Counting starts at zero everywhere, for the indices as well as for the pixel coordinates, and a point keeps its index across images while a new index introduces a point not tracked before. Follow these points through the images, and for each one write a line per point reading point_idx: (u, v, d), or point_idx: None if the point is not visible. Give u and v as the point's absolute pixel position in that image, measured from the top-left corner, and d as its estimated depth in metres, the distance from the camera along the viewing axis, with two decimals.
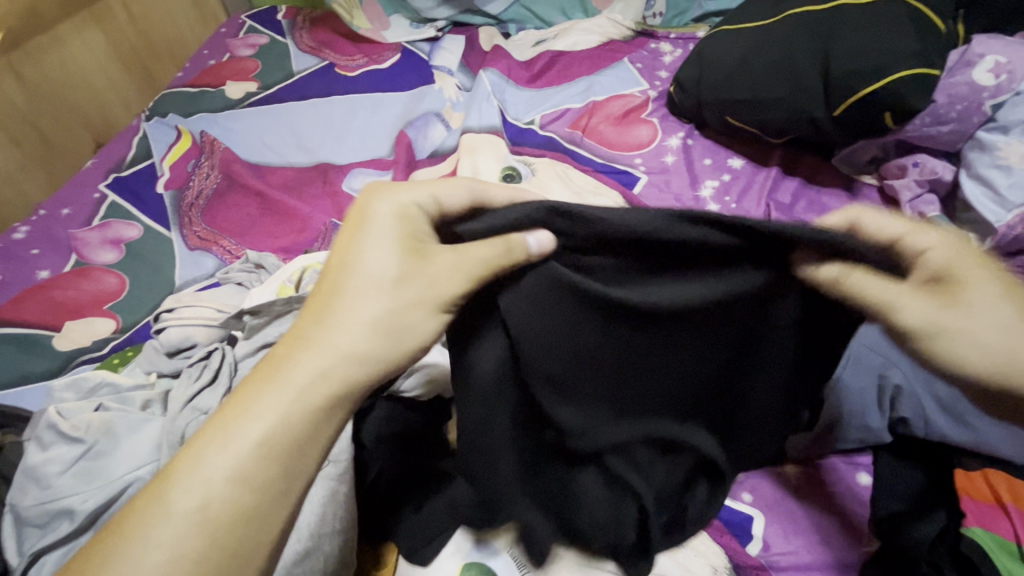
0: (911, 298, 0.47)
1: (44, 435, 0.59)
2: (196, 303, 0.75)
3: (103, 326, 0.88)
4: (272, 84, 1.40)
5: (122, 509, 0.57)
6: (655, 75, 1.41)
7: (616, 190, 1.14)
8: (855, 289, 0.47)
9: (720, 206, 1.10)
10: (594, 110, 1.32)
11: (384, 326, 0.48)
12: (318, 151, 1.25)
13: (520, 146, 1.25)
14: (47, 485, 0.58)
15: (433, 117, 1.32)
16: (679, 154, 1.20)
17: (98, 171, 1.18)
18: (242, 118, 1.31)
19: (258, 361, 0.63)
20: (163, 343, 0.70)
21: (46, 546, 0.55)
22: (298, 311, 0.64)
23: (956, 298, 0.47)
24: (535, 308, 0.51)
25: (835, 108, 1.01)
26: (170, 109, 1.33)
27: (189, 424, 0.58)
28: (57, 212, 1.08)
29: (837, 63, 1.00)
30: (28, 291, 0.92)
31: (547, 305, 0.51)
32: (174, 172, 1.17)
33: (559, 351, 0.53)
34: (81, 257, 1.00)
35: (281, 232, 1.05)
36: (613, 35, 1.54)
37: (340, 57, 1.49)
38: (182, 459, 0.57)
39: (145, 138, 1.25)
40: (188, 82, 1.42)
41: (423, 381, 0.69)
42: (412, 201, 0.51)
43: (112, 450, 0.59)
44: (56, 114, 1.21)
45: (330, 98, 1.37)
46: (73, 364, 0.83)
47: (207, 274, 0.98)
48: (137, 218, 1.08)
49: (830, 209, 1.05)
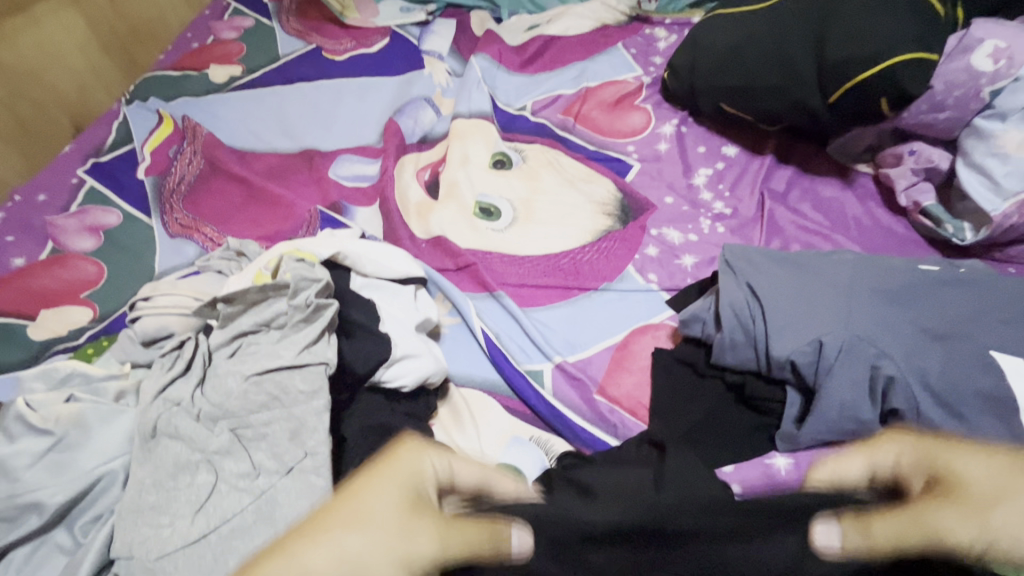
0: (943, 512, 0.42)
1: (11, 427, 0.58)
2: (172, 291, 0.73)
3: (79, 315, 0.86)
4: (257, 68, 1.37)
5: (93, 501, 0.57)
6: (649, 61, 1.38)
7: (608, 177, 1.12)
8: (872, 525, 0.44)
9: (714, 194, 1.08)
10: (586, 96, 1.29)
11: (450, 479, 0.46)
12: (304, 137, 1.22)
13: (511, 133, 1.22)
14: (13, 479, 0.56)
15: (422, 102, 1.29)
16: (672, 141, 1.18)
17: (77, 156, 1.15)
18: (226, 102, 1.27)
19: (233, 351, 0.61)
20: (138, 332, 0.69)
21: (14, 541, 0.54)
22: (274, 299, 0.62)
23: (957, 496, 0.43)
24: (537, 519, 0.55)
25: (830, 95, 0.99)
26: (152, 93, 1.30)
27: (161, 415, 0.57)
28: (33, 198, 1.05)
29: (833, 48, 0.97)
30: (1, 279, 0.90)
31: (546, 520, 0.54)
32: (155, 157, 1.14)
33: (615, 487, 0.54)
34: (58, 244, 0.97)
35: (265, 220, 1.03)
36: (607, 20, 1.51)
37: (327, 41, 1.45)
38: (155, 451, 0.56)
39: (125, 123, 1.22)
40: (171, 65, 1.38)
41: (421, 379, 0.65)
42: (429, 468, 0.44)
43: (82, 442, 0.58)
44: (33, 98, 1.17)
45: (317, 83, 1.33)
46: (48, 353, 0.81)
47: (187, 261, 0.96)
48: (116, 204, 1.05)
49: (823, 198, 1.04)
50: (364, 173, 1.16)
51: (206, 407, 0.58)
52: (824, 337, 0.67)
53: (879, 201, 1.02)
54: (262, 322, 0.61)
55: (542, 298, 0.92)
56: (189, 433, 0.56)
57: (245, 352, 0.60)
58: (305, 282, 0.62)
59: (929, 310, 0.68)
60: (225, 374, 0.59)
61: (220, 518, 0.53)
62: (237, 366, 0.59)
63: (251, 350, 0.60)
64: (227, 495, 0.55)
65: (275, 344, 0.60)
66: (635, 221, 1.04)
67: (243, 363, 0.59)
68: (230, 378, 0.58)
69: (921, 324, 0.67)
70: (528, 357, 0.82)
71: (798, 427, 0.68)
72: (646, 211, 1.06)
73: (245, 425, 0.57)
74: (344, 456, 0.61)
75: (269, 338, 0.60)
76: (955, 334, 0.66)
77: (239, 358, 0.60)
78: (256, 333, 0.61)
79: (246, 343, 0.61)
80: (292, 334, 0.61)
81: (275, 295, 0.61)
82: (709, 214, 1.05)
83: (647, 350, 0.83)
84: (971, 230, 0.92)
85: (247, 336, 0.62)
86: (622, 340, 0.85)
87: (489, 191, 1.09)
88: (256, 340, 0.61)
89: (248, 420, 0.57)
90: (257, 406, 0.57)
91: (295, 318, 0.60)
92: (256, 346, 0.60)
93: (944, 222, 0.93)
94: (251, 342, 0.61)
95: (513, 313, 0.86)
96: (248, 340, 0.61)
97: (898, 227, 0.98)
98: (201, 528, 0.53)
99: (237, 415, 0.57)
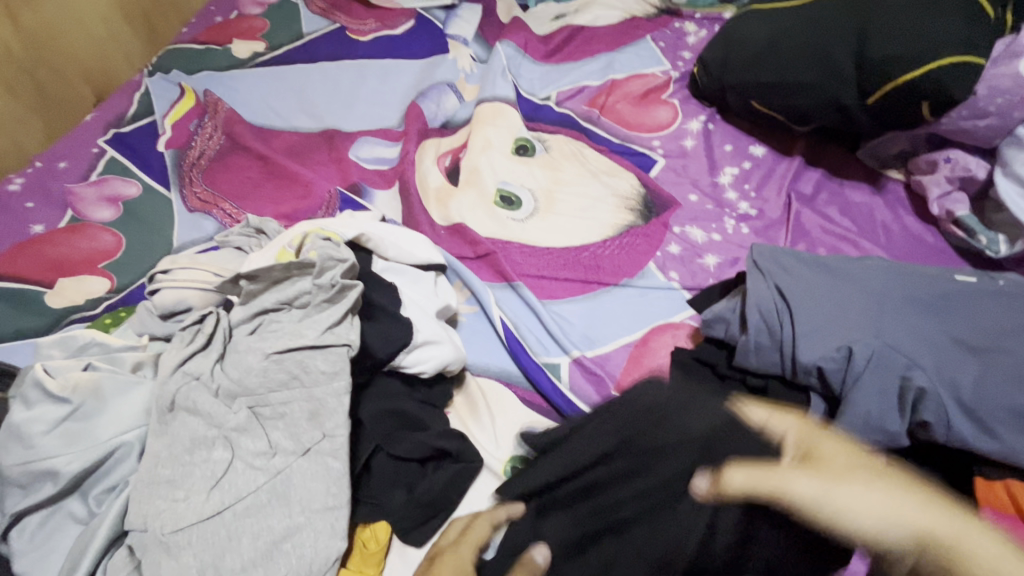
0: (796, 476, 0.54)
1: (29, 393, 0.57)
2: (192, 265, 0.72)
3: (96, 285, 0.86)
4: (281, 45, 1.35)
5: (109, 471, 0.56)
6: (678, 55, 1.35)
7: (631, 172, 1.10)
8: (752, 491, 0.55)
9: (739, 194, 1.06)
10: (612, 88, 1.27)
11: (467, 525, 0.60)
12: (325, 117, 1.20)
13: (534, 122, 1.20)
14: (29, 445, 0.55)
15: (445, 87, 1.28)
16: (699, 138, 1.16)
17: (98, 126, 1.14)
18: (248, 78, 1.26)
19: (253, 328, 0.60)
20: (157, 305, 0.68)
21: (29, 507, 0.54)
22: (297, 279, 0.61)
23: (818, 465, 0.55)
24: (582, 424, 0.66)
25: (869, 96, 0.96)
26: (174, 66, 1.28)
27: (179, 389, 0.56)
28: (54, 165, 1.04)
29: (873, 48, 0.95)
30: (20, 245, 0.89)
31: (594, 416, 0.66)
32: (176, 130, 1.13)
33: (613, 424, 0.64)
34: (77, 213, 0.96)
35: (284, 198, 1.02)
36: (636, 12, 1.48)
37: (352, 21, 1.44)
38: (172, 425, 0.55)
39: (147, 94, 1.21)
40: (194, 39, 1.37)
41: (441, 366, 0.64)
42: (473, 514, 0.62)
43: (99, 412, 0.57)
44: (54, 64, 1.16)
45: (340, 63, 1.32)
46: (65, 322, 0.80)
47: (206, 237, 0.95)
48: (136, 176, 1.05)
49: (852, 203, 1.02)
50: (384, 156, 1.15)
51: (224, 384, 0.57)
52: (855, 344, 0.65)
53: (910, 209, 1.00)
54: (284, 301, 0.60)
55: (560, 291, 0.90)
56: (208, 408, 0.56)
57: (266, 330, 0.60)
58: (330, 261, 0.60)
59: (965, 322, 0.67)
60: (246, 352, 0.58)
61: (235, 496, 0.53)
62: (258, 343, 0.58)
63: (273, 329, 0.60)
64: (243, 473, 0.54)
65: (296, 324, 0.59)
66: (658, 217, 1.02)
67: (264, 341, 0.58)
68: (250, 355, 0.58)
69: (954, 335, 0.66)
70: (544, 349, 0.81)
71: None
72: (669, 208, 1.04)
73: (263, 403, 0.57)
74: (362, 439, 0.61)
75: (292, 317, 0.59)
76: (990, 347, 0.64)
77: (261, 335, 0.59)
78: (278, 311, 0.61)
79: (268, 322, 0.60)
80: (315, 315, 0.60)
81: (299, 275, 0.60)
82: (734, 214, 1.03)
83: (666, 349, 0.82)
84: (1006, 242, 0.89)
85: (269, 314, 0.61)
86: (641, 338, 0.84)
87: (510, 179, 1.08)
88: (278, 318, 0.60)
89: (266, 398, 0.57)
90: (277, 385, 0.57)
91: (319, 298, 0.59)
92: (279, 324, 0.60)
93: (977, 233, 0.91)
94: (273, 320, 0.60)
95: (532, 305, 0.84)
96: (270, 318, 0.61)
97: (928, 236, 0.96)
98: (215, 505, 0.52)
99: (256, 393, 0.57)
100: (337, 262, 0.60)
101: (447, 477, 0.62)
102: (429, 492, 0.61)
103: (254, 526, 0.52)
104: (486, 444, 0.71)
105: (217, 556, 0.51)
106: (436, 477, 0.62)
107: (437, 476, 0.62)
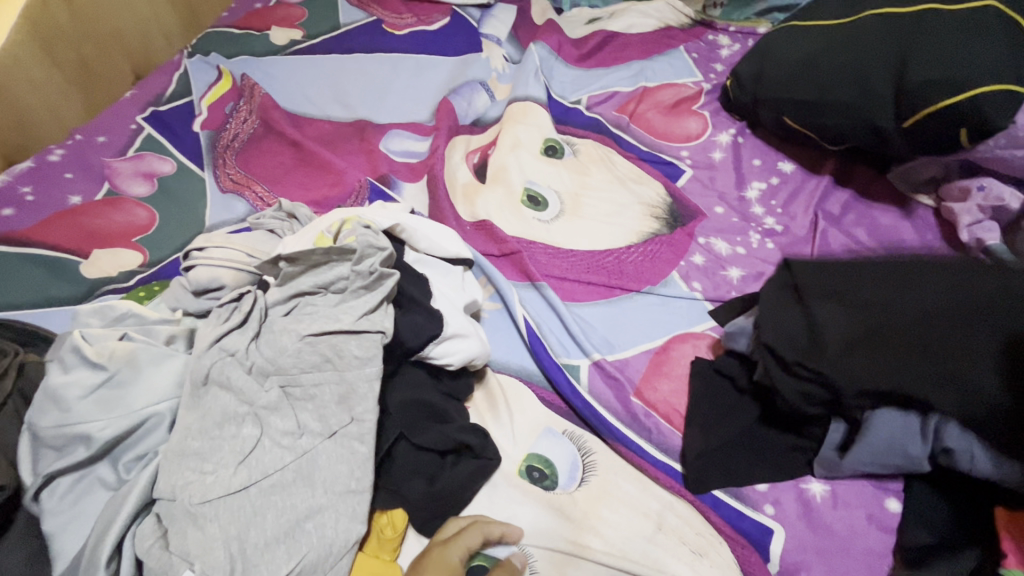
0: None
1: (67, 358, 0.58)
2: (226, 244, 0.74)
3: (130, 258, 0.87)
4: (318, 34, 1.37)
5: (139, 440, 0.58)
6: (711, 67, 1.35)
7: (658, 180, 1.10)
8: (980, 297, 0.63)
9: (766, 209, 1.06)
10: (644, 96, 1.27)
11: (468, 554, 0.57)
12: (357, 108, 1.22)
13: (564, 125, 1.21)
14: (65, 409, 0.56)
15: (477, 85, 1.29)
16: (728, 151, 1.16)
17: (137, 103, 1.16)
18: (285, 65, 1.28)
19: (289, 310, 0.62)
20: (191, 281, 0.69)
21: (62, 469, 0.55)
22: (336, 263, 0.62)
23: None
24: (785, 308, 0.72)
25: (905, 119, 0.96)
26: (213, 49, 1.30)
27: (214, 364, 0.58)
28: (93, 139, 1.06)
29: (914, 71, 0.94)
30: (58, 214, 0.91)
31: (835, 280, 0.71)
32: (212, 112, 1.15)
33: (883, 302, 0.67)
34: (113, 187, 0.98)
35: (314, 185, 1.04)
36: (670, 21, 1.48)
37: (388, 14, 1.45)
38: (204, 399, 0.57)
39: (185, 75, 1.23)
40: (233, 23, 1.39)
41: (467, 360, 0.65)
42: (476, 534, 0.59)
43: (133, 381, 0.59)
44: (98, 41, 1.19)
45: (375, 55, 1.33)
46: (99, 292, 0.82)
47: (237, 218, 0.97)
48: (171, 154, 1.06)
49: (880, 225, 1.01)
50: (414, 150, 1.16)
51: (258, 362, 0.58)
52: None
53: (938, 235, 0.99)
54: (323, 284, 0.62)
55: (583, 294, 0.91)
56: (240, 384, 0.57)
57: (301, 313, 0.61)
58: (370, 248, 0.61)
59: None
60: (282, 331, 0.59)
61: (262, 473, 0.54)
62: (294, 325, 0.59)
63: (309, 312, 0.61)
64: (271, 450, 0.55)
65: (332, 308, 0.60)
66: (683, 227, 1.03)
67: (301, 323, 0.59)
68: (286, 335, 0.59)
69: None
70: (564, 350, 0.81)
71: (841, 455, 0.68)
72: (695, 218, 1.04)
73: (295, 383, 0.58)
74: (386, 426, 0.62)
75: (327, 302, 0.60)
76: None
77: (298, 317, 0.60)
78: (314, 295, 0.62)
79: (303, 304, 0.62)
80: (351, 301, 0.61)
81: (340, 259, 0.61)
82: (759, 229, 1.03)
83: (686, 358, 0.82)
84: None
85: (305, 296, 0.62)
86: (662, 345, 0.84)
87: (538, 180, 1.08)
88: (312, 302, 0.62)
89: (298, 378, 0.58)
90: (310, 365, 0.58)
91: (356, 284, 0.60)
92: (314, 308, 0.61)
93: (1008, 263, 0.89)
94: (308, 303, 0.61)
95: (555, 305, 0.85)
96: (306, 301, 0.62)
97: None
98: (242, 479, 0.53)
99: (288, 372, 0.58)
100: (378, 249, 0.61)
101: (467, 469, 0.63)
102: (448, 483, 0.62)
103: (278, 504, 0.53)
104: (504, 439, 0.71)
105: (241, 530, 0.52)
106: (457, 469, 0.63)
107: (457, 468, 0.63)
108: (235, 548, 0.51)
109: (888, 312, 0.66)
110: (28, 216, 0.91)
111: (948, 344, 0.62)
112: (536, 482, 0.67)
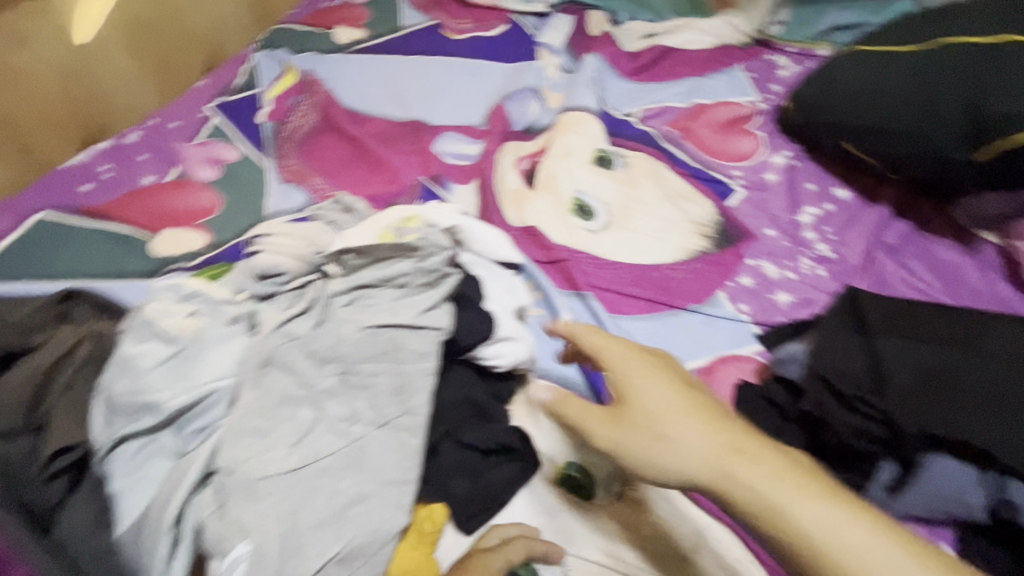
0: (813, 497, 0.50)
1: (142, 330, 0.63)
2: (288, 232, 0.77)
3: (195, 239, 0.91)
4: (380, 35, 1.41)
5: (201, 413, 0.60)
6: (768, 87, 1.34)
7: (708, 199, 1.10)
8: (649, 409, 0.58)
9: (818, 235, 1.04)
10: (698, 113, 1.26)
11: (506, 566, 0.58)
12: (414, 108, 1.25)
13: (615, 137, 1.21)
14: (137, 378, 0.60)
15: (531, 93, 1.30)
16: (782, 173, 1.14)
17: (208, 92, 1.22)
18: (347, 62, 1.32)
19: (350, 303, 0.64)
20: (254, 266, 0.72)
21: (130, 433, 0.58)
22: (399, 260, 0.66)
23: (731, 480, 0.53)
24: (842, 344, 0.71)
25: (977, 153, 0.94)
26: (281, 44, 1.36)
27: (277, 346, 0.61)
28: (167, 124, 1.12)
29: (992, 105, 0.92)
30: (132, 193, 0.96)
31: (893, 326, 0.72)
32: (276, 105, 1.19)
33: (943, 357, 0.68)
34: (183, 171, 1.03)
35: (369, 180, 1.06)
36: (728, 39, 1.47)
37: (448, 19, 1.48)
38: (266, 380, 0.59)
39: (253, 68, 1.28)
40: (301, 21, 1.44)
41: (515, 362, 0.66)
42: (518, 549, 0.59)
43: (199, 356, 0.62)
44: (177, 31, 1.25)
45: (433, 58, 1.36)
46: (165, 269, 0.86)
47: (296, 208, 1.00)
48: (237, 143, 1.11)
49: (940, 259, 0.98)
50: (465, 152, 1.17)
51: (318, 348, 0.61)
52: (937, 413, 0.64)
53: (1004, 275, 0.95)
54: (385, 280, 0.65)
55: (627, 307, 0.91)
56: (301, 368, 0.60)
57: (362, 305, 0.64)
58: (435, 248, 0.67)
59: None
60: (348, 322, 0.62)
61: (315, 455, 0.56)
62: (356, 315, 0.63)
63: (371, 305, 0.64)
64: (325, 435, 0.57)
65: (395, 301, 0.64)
66: (732, 247, 1.01)
67: (365, 316, 0.63)
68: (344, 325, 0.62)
69: None
70: None
71: (892, 496, 0.65)
72: (744, 239, 1.03)
73: (354, 370, 0.61)
74: (434, 420, 0.64)
75: (390, 296, 0.64)
76: None
77: (360, 309, 0.63)
78: (375, 289, 0.65)
79: (364, 298, 0.64)
80: (411, 296, 0.65)
81: (408, 258, 0.65)
82: (811, 255, 1.01)
83: (729, 379, 0.82)
84: None
85: (367, 290, 0.65)
86: (705, 365, 0.84)
87: (587, 190, 1.09)
88: (372, 296, 0.64)
89: (356, 366, 0.61)
90: (367, 355, 0.61)
91: (419, 280, 0.65)
92: (376, 302, 0.64)
93: None
94: (370, 296, 0.64)
95: (599, 316, 0.88)
96: (367, 294, 0.64)
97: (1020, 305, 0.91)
98: (297, 460, 0.55)
99: (346, 359, 0.61)
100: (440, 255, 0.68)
101: (508, 472, 0.64)
102: (490, 481, 0.63)
103: (328, 487, 0.55)
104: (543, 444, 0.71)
105: (293, 509, 0.53)
106: (499, 469, 0.64)
107: (499, 468, 0.64)
108: (287, 525, 0.53)
109: (943, 363, 0.68)
110: (104, 192, 0.96)
111: (1001, 398, 0.64)
112: (574, 493, 0.65)
